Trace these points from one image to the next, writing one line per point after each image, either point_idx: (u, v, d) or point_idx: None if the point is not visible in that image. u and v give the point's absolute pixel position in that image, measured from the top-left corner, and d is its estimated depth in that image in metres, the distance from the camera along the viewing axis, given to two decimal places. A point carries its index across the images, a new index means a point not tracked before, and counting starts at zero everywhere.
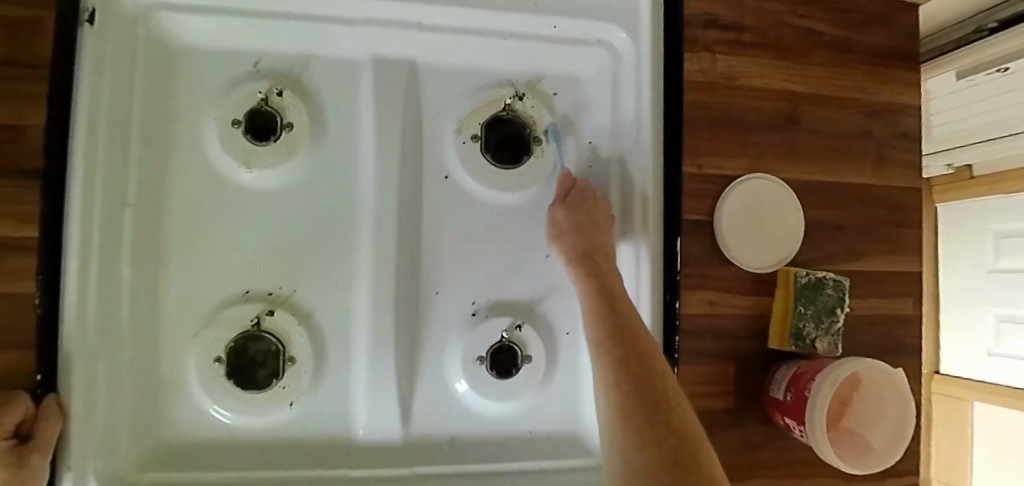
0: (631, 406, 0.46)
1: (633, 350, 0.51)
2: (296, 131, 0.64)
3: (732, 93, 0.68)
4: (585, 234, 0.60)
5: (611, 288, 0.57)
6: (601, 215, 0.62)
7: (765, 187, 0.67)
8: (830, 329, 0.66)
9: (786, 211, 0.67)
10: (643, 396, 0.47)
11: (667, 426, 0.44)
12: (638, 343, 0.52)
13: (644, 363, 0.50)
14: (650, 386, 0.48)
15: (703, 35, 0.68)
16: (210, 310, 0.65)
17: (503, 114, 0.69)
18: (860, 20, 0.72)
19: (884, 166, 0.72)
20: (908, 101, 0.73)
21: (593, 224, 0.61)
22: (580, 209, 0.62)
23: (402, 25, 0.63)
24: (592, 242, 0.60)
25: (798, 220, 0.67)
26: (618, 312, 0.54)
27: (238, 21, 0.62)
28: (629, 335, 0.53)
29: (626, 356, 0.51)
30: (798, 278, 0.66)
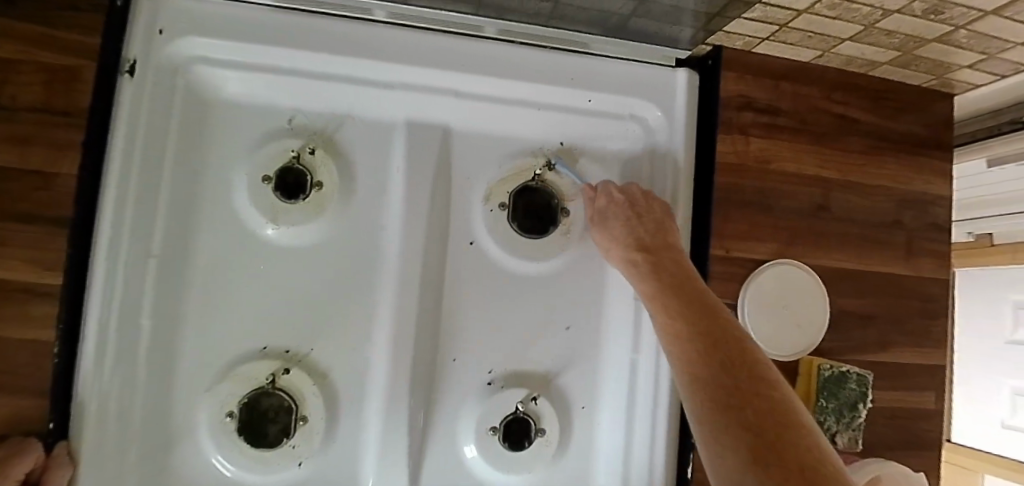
0: (705, 364, 0.42)
1: (704, 310, 0.46)
2: (325, 190, 0.65)
3: (764, 176, 0.67)
4: (635, 233, 0.58)
5: (665, 268, 0.53)
6: (642, 205, 0.60)
7: (791, 273, 0.66)
8: (851, 424, 0.65)
9: (813, 301, 0.66)
10: (714, 353, 0.42)
11: (738, 379, 0.39)
12: (698, 300, 0.48)
13: (715, 321, 0.45)
14: (724, 344, 0.43)
15: (738, 117, 0.67)
16: (226, 364, 0.64)
17: (532, 183, 0.68)
18: (895, 108, 0.72)
19: (914, 256, 0.71)
20: (939, 192, 0.72)
21: (647, 223, 0.58)
22: (613, 216, 0.61)
23: (439, 91, 0.64)
24: (636, 237, 0.58)
25: (822, 309, 0.66)
26: (680, 283, 0.51)
27: (277, 79, 0.63)
28: (693, 298, 0.48)
29: (687, 319, 0.46)
30: (821, 370, 0.65)
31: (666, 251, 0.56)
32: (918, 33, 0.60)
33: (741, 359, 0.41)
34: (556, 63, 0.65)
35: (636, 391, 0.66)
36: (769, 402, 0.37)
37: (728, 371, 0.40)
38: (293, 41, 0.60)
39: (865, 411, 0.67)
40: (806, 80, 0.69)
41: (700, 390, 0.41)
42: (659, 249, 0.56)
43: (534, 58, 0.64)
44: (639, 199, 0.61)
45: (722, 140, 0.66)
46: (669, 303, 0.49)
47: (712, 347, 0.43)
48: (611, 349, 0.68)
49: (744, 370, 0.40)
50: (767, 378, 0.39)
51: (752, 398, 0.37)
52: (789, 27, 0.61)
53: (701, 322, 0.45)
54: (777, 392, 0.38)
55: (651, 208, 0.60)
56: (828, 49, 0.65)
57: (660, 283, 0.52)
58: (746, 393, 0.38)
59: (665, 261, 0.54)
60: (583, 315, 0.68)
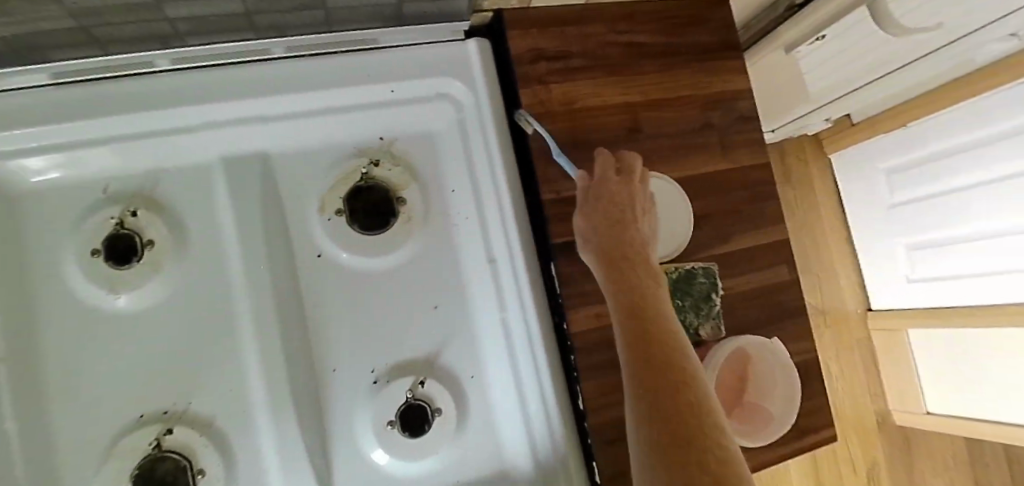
0: (646, 373, 0.42)
1: (639, 303, 0.47)
2: (157, 246, 0.65)
3: (572, 117, 0.71)
4: (605, 231, 0.54)
5: (615, 252, 0.52)
6: (626, 203, 0.56)
7: (655, 185, 0.70)
8: (710, 314, 0.70)
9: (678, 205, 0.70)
10: (655, 362, 0.43)
11: (675, 398, 0.40)
12: (641, 291, 0.49)
13: (651, 314, 0.47)
14: (676, 358, 0.43)
15: (534, 69, 0.71)
16: (108, 443, 0.63)
17: (361, 183, 0.70)
18: (678, 24, 0.78)
19: (731, 150, 0.77)
20: (739, 87, 0.79)
21: (610, 204, 0.56)
22: (601, 204, 0.56)
23: (244, 121, 0.66)
24: (614, 239, 0.53)
25: (686, 211, 0.71)
26: (644, 272, 0.51)
27: (92, 149, 0.62)
28: (638, 290, 0.49)
29: (631, 320, 0.46)
30: (670, 274, 0.69)
31: (637, 249, 0.53)
32: None
33: (681, 383, 0.41)
34: (348, 64, 0.67)
35: (513, 345, 0.69)
36: (715, 473, 0.35)
37: (665, 395, 0.40)
38: (84, 109, 0.60)
39: (719, 299, 0.72)
40: (588, 20, 0.74)
41: (653, 449, 0.38)
42: (623, 251, 0.52)
43: (326, 65, 0.66)
44: (633, 176, 0.58)
45: (525, 94, 0.69)
46: (616, 289, 0.49)
47: (645, 344, 0.44)
48: (483, 315, 0.71)
49: (685, 394, 0.40)
50: (707, 419, 0.39)
51: (691, 436, 0.38)
52: None
53: (636, 315, 0.46)
54: (720, 446, 0.38)
55: (630, 196, 0.57)
56: None
57: (610, 273, 0.51)
58: (683, 418, 0.39)
59: (620, 253, 0.52)
60: (447, 292, 0.71)
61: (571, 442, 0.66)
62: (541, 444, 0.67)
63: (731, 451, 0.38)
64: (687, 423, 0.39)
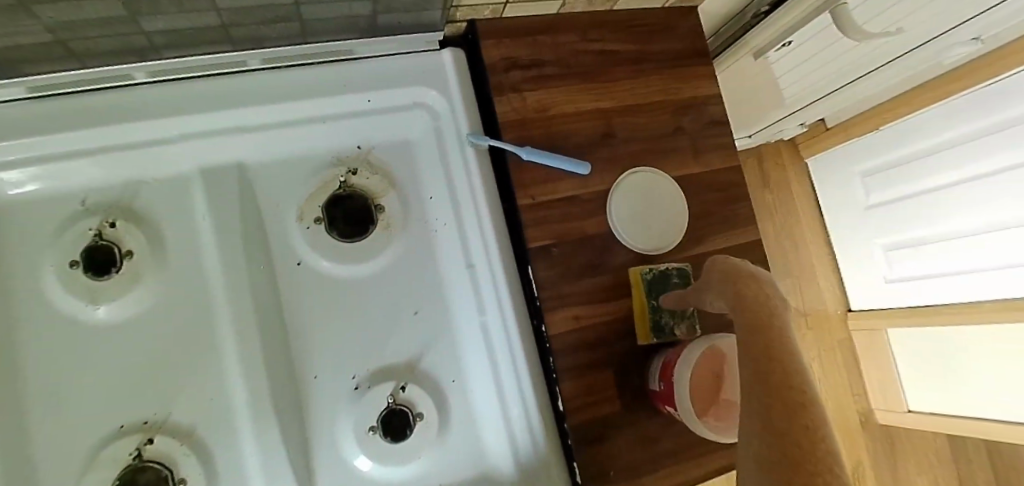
0: (764, 418, 0.44)
1: (766, 350, 0.48)
2: (136, 256, 0.65)
3: (547, 124, 0.73)
4: (725, 287, 0.57)
5: (771, 304, 0.52)
6: (744, 269, 0.57)
7: (645, 176, 0.74)
8: (685, 314, 0.72)
9: (670, 195, 0.75)
10: (775, 403, 0.44)
11: (791, 438, 0.42)
12: (759, 341, 0.49)
13: (775, 364, 0.47)
14: (796, 385, 0.45)
15: (509, 77, 0.72)
16: (88, 455, 0.62)
17: (341, 191, 0.71)
18: (648, 32, 0.80)
19: (703, 154, 0.79)
20: (709, 93, 0.81)
21: (733, 287, 0.56)
22: (726, 285, 0.57)
23: (222, 132, 0.66)
24: (735, 291, 0.56)
25: (683, 214, 0.75)
26: (757, 316, 0.51)
27: (68, 161, 0.63)
28: (762, 335, 0.50)
29: (758, 346, 0.49)
30: (644, 275, 0.71)
31: (755, 281, 0.55)
32: None
33: (799, 412, 0.43)
34: (325, 75, 0.68)
35: (494, 349, 0.69)
36: None
37: (799, 413, 0.43)
38: (57, 121, 0.60)
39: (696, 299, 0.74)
40: (560, 29, 0.76)
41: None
42: (750, 279, 0.55)
43: (303, 76, 0.68)
44: (734, 268, 0.58)
45: (499, 102, 0.71)
46: (746, 333, 0.51)
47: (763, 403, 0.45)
48: (462, 319, 0.72)
49: (797, 424, 0.42)
50: (823, 445, 0.41)
51: (809, 473, 0.39)
52: None
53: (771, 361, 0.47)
54: None
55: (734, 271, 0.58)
56: None
57: (744, 320, 0.52)
58: (803, 456, 0.40)
59: (754, 299, 0.53)
60: (427, 298, 0.72)
61: (553, 444, 0.67)
62: (523, 445, 0.68)
63: None
64: (809, 459, 0.40)
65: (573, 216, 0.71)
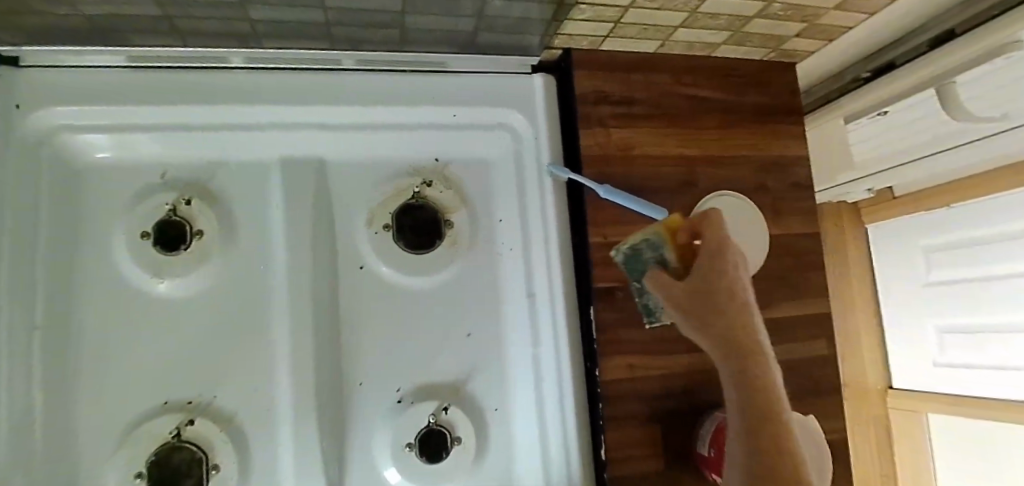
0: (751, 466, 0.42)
1: (756, 395, 0.43)
2: (205, 237, 0.65)
3: (628, 163, 0.71)
4: (692, 289, 0.46)
5: (739, 329, 0.44)
6: (728, 270, 0.46)
7: (738, 202, 0.72)
8: None
9: (756, 229, 0.72)
10: (762, 457, 0.41)
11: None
12: (752, 384, 0.43)
13: (768, 415, 0.42)
14: (793, 454, 0.41)
15: (596, 111, 0.71)
16: (128, 426, 0.63)
17: (412, 201, 0.70)
18: (743, 82, 0.77)
19: (783, 216, 0.76)
20: (798, 154, 0.78)
21: (704, 295, 0.45)
22: (695, 307, 0.46)
23: (306, 127, 0.67)
24: (719, 316, 0.45)
25: (761, 254, 0.72)
26: (730, 341, 0.44)
27: (157, 135, 0.64)
28: (744, 372, 0.43)
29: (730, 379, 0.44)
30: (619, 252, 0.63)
31: (737, 310, 0.45)
32: (737, 12, 0.66)
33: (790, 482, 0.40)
34: (416, 85, 0.68)
35: (543, 384, 0.69)
36: None
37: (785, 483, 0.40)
38: (160, 98, 0.61)
39: None
40: (654, 68, 0.74)
41: None
42: (742, 305, 0.45)
43: (394, 83, 0.68)
44: (726, 266, 0.46)
45: (583, 134, 0.70)
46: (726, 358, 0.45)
47: (760, 460, 0.41)
48: (514, 347, 0.70)
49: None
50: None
51: None
52: (622, 23, 0.66)
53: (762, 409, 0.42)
54: None
55: (715, 263, 0.46)
56: (665, 38, 0.70)
57: (720, 342, 0.45)
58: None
59: (744, 329, 0.44)
60: (482, 320, 0.70)
61: None
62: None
63: None
64: None
65: None
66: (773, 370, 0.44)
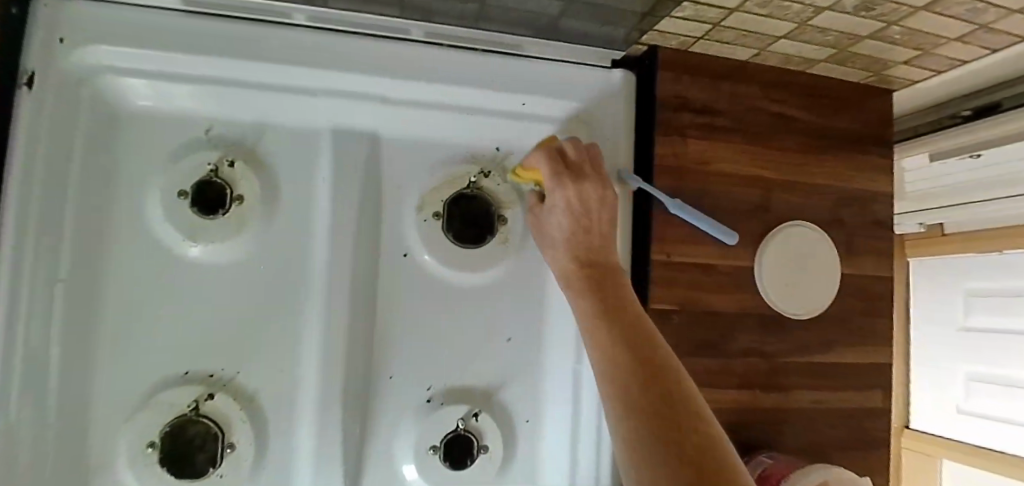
0: (639, 400, 0.42)
1: (639, 347, 0.46)
2: (246, 204, 0.61)
3: (703, 179, 0.66)
4: (578, 245, 0.57)
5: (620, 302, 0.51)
6: (588, 208, 0.57)
7: (816, 237, 0.68)
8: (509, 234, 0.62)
9: (828, 266, 0.68)
10: (678, 449, 0.38)
11: (683, 435, 0.39)
12: (642, 340, 0.47)
13: (642, 347, 0.46)
14: (692, 411, 0.41)
15: (676, 118, 0.65)
16: (146, 391, 0.60)
17: (467, 191, 0.65)
18: (834, 105, 0.72)
19: (857, 255, 0.70)
20: (881, 190, 0.72)
21: (587, 235, 0.57)
22: (579, 235, 0.57)
23: (364, 98, 0.61)
24: (598, 274, 0.55)
25: (828, 295, 0.68)
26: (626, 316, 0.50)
27: (206, 88, 0.59)
28: (637, 332, 0.47)
29: (624, 332, 0.48)
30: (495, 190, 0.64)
31: (607, 273, 0.55)
32: (850, 29, 0.60)
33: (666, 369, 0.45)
34: (487, 66, 0.63)
35: (581, 401, 0.65)
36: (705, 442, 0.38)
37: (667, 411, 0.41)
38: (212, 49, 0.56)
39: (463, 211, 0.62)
40: (743, 78, 0.68)
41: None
42: (606, 266, 0.55)
43: (464, 61, 0.62)
44: (589, 204, 0.57)
45: (659, 141, 0.64)
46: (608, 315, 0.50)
47: (651, 410, 0.41)
48: (555, 359, 0.67)
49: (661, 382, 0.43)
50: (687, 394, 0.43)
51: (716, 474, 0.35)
52: (722, 26, 0.61)
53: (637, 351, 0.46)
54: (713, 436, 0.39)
55: (593, 200, 0.57)
56: (761, 47, 0.65)
57: (609, 317, 0.50)
58: (679, 419, 0.40)
59: (626, 310, 0.50)
60: (524, 326, 0.67)
61: None
62: None
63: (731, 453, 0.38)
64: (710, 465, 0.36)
65: (703, 286, 0.65)
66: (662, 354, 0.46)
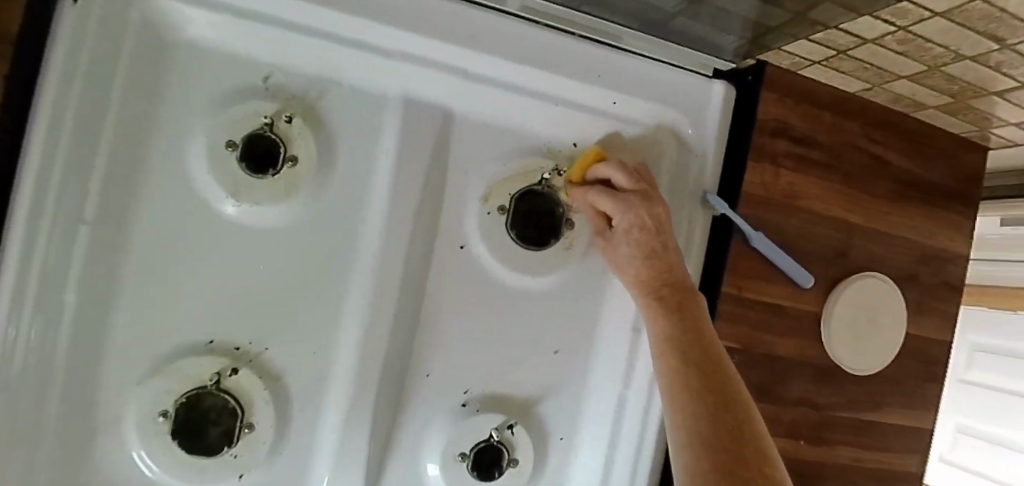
0: (715, 461, 0.40)
1: (699, 348, 0.47)
2: (299, 166, 0.55)
3: (790, 215, 0.61)
4: (652, 268, 0.53)
5: (685, 291, 0.51)
6: (661, 221, 0.53)
7: (889, 293, 0.65)
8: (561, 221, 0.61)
9: (894, 322, 0.65)
10: (731, 460, 0.40)
11: (742, 452, 0.41)
12: (705, 342, 0.48)
13: (709, 353, 0.47)
14: (745, 418, 0.43)
15: (773, 145, 0.60)
16: (163, 355, 0.54)
17: (538, 188, 0.60)
18: (930, 155, 0.67)
19: (922, 315, 0.68)
20: (956, 251, 0.69)
21: (652, 240, 0.53)
22: (640, 253, 0.54)
23: (446, 69, 0.55)
24: (665, 274, 0.52)
25: (888, 354, 0.65)
26: (688, 311, 0.50)
27: (272, 31, 0.52)
28: (698, 333, 0.48)
29: (702, 379, 0.45)
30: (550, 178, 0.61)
31: (687, 294, 0.51)
32: (980, 83, 0.57)
33: (751, 436, 0.42)
34: (582, 55, 0.56)
35: (620, 427, 0.62)
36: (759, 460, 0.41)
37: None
38: None
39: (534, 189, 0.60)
40: (847, 113, 0.63)
41: None
42: (686, 290, 0.51)
43: (560, 46, 0.55)
44: (661, 227, 0.53)
45: (751, 167, 0.59)
46: (671, 310, 0.50)
47: (708, 416, 0.43)
48: (599, 379, 0.64)
49: (747, 456, 0.41)
50: (775, 472, 0.40)
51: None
52: (847, 55, 0.56)
53: (700, 353, 0.47)
54: (766, 455, 0.41)
55: (659, 223, 0.53)
56: (878, 83, 0.61)
57: (672, 310, 0.50)
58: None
59: (691, 306, 0.50)
60: (573, 339, 0.63)
61: None
62: None
63: (780, 472, 0.41)
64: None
65: (770, 327, 0.61)
66: (721, 357, 0.47)
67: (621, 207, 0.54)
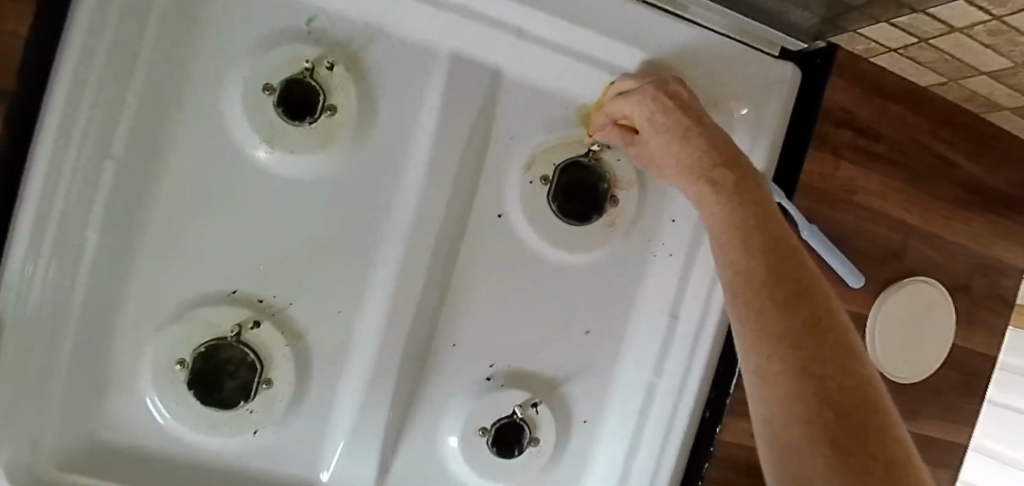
0: (785, 371, 0.29)
1: (766, 232, 0.35)
2: (338, 116, 0.52)
3: (847, 211, 0.58)
4: (697, 146, 0.41)
5: (742, 170, 0.39)
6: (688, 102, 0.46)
7: (936, 299, 0.62)
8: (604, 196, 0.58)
9: (937, 329, 0.63)
10: (809, 367, 0.28)
11: (820, 349, 0.29)
12: (771, 224, 0.35)
13: (777, 240, 0.34)
14: (823, 315, 0.31)
15: (837, 134, 0.57)
16: (184, 302, 0.52)
17: (585, 160, 0.58)
18: (998, 161, 0.64)
19: (969, 327, 0.65)
20: (1011, 264, 0.66)
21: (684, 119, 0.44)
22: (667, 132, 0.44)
23: (500, 24, 0.51)
24: (725, 156, 0.40)
25: (929, 363, 0.63)
26: (744, 192, 0.37)
27: None
28: (762, 213, 0.36)
29: (767, 265, 0.33)
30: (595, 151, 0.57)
31: (743, 170, 0.38)
32: None
33: (830, 322, 0.31)
34: (645, 22, 0.53)
35: (647, 414, 0.60)
36: (846, 360, 0.29)
37: (827, 386, 0.28)
38: None
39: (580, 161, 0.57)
40: (918, 108, 0.59)
41: (799, 429, 0.27)
42: (744, 169, 0.39)
43: (622, 11, 0.52)
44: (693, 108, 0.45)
45: (811, 156, 0.56)
46: (728, 192, 0.37)
47: (777, 310, 0.31)
48: (629, 364, 0.62)
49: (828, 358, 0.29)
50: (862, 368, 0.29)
51: (855, 408, 0.27)
52: (928, 44, 0.52)
53: (767, 237, 0.34)
54: (856, 358, 0.29)
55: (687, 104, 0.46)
56: (955, 78, 0.57)
57: (726, 193, 0.37)
58: (851, 402, 0.27)
59: (751, 186, 0.38)
60: (605, 320, 0.61)
61: None
62: None
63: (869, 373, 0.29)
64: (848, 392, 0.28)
65: None
66: (789, 240, 0.35)
67: (643, 102, 0.47)
